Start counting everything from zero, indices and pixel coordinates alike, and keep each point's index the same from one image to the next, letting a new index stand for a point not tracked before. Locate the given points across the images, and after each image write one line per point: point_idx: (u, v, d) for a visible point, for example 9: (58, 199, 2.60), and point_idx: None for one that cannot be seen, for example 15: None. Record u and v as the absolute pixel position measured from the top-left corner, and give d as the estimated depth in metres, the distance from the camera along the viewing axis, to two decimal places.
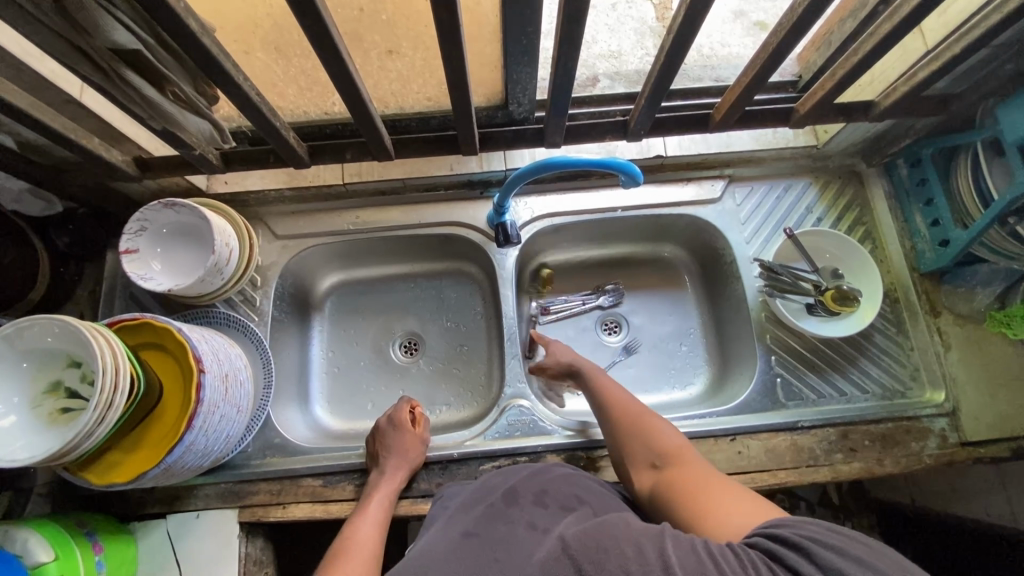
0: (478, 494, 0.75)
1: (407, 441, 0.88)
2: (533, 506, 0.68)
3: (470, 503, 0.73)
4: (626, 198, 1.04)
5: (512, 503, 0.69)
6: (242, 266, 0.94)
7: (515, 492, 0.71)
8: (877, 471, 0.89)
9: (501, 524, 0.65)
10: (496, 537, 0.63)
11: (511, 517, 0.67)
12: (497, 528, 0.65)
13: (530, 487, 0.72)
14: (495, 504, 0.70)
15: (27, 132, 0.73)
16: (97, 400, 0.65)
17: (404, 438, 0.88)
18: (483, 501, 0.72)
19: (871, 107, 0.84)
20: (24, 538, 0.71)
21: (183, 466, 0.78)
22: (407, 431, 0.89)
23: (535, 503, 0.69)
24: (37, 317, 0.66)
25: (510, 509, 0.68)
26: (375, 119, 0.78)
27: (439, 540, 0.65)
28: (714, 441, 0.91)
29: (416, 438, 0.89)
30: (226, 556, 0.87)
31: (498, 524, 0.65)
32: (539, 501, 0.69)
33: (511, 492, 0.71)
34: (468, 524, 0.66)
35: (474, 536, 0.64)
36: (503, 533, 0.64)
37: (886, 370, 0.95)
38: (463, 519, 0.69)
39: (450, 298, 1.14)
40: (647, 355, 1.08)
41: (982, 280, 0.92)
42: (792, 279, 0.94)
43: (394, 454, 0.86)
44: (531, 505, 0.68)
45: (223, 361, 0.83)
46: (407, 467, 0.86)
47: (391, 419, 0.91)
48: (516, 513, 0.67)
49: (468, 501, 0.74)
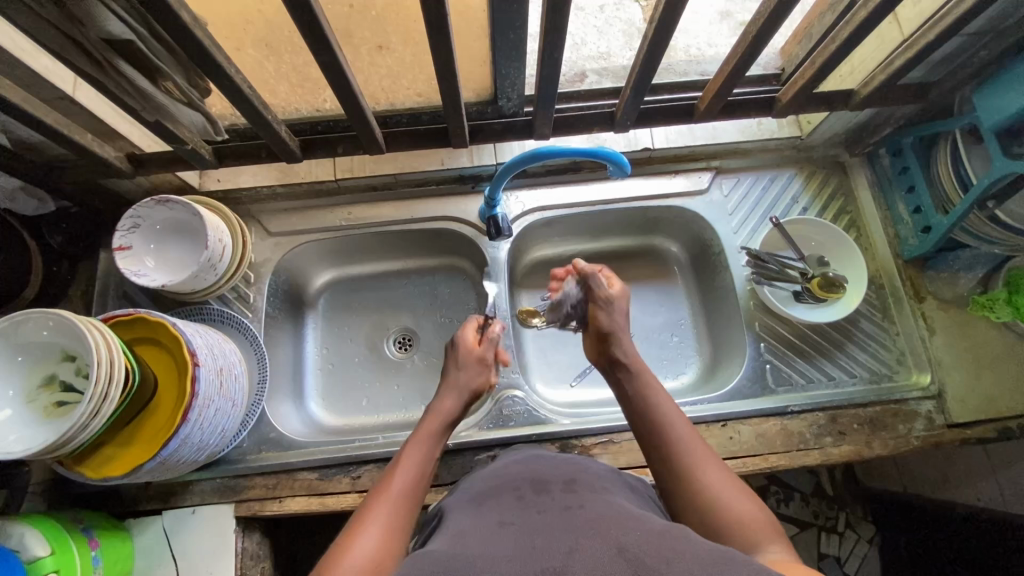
0: (498, 483, 0.69)
1: (468, 363, 0.85)
2: (565, 493, 0.63)
3: (496, 491, 0.66)
4: (616, 191, 1.06)
5: (542, 493, 0.64)
6: (236, 262, 0.95)
7: (542, 481, 0.66)
8: (866, 453, 0.90)
9: (535, 512, 0.59)
10: (534, 525, 0.56)
11: (543, 505, 0.61)
12: (533, 516, 0.58)
13: (559, 477, 0.67)
14: (524, 495, 0.64)
15: (20, 129, 0.74)
16: (92, 391, 0.66)
17: (470, 359, 0.86)
18: (508, 489, 0.66)
19: (852, 96, 0.86)
20: (19, 534, 0.71)
21: (179, 460, 0.79)
22: (474, 353, 0.87)
23: (564, 489, 0.64)
24: (30, 312, 0.67)
25: (541, 497, 0.62)
26: (367, 113, 0.79)
27: (466, 526, 0.59)
28: (706, 427, 0.92)
29: (483, 360, 0.87)
30: (222, 551, 0.87)
31: (530, 510, 0.60)
32: (570, 489, 0.64)
33: (539, 483, 0.66)
34: (502, 513, 0.59)
35: (509, 525, 0.57)
36: (540, 521, 0.57)
37: (873, 355, 0.97)
38: (491, 508, 0.62)
39: (444, 294, 1.15)
40: (638, 346, 1.10)
41: (965, 264, 0.95)
42: (779, 267, 0.96)
43: (455, 382, 0.83)
44: (563, 492, 0.63)
45: (218, 355, 0.84)
46: (462, 394, 0.82)
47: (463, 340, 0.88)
48: (551, 501, 0.61)
49: (491, 491, 0.67)
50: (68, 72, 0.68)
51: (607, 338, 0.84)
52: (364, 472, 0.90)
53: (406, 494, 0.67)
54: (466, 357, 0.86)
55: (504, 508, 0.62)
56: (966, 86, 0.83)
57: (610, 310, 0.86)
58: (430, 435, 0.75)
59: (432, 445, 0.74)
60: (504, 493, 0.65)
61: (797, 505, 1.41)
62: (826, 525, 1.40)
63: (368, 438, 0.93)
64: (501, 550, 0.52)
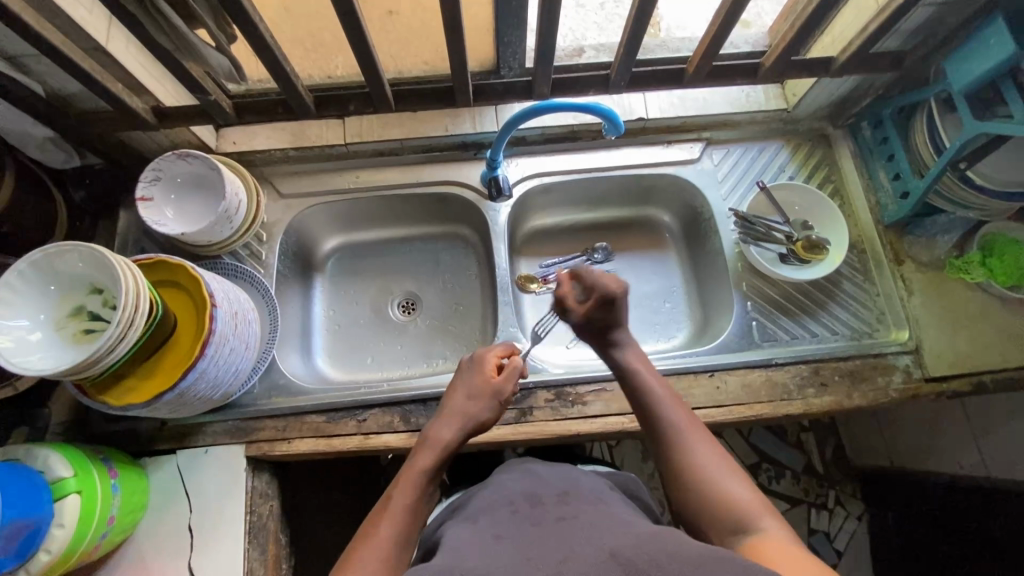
0: (493, 500, 0.74)
1: (478, 395, 0.84)
2: (558, 506, 0.69)
3: (492, 505, 0.72)
4: (612, 159, 1.11)
5: (536, 506, 0.70)
6: (251, 217, 1.00)
7: (536, 495, 0.72)
8: (847, 403, 0.95)
9: (531, 527, 0.64)
10: (527, 539, 0.62)
11: (538, 517, 0.67)
12: (526, 530, 0.64)
13: (553, 490, 0.74)
14: (519, 509, 0.70)
15: (54, 75, 0.79)
16: (120, 316, 0.70)
17: (477, 386, 0.85)
18: (503, 502, 0.72)
19: (831, 62, 0.92)
20: (45, 456, 0.76)
21: (196, 395, 0.84)
22: (483, 379, 0.85)
23: (558, 502, 0.70)
24: (64, 244, 0.71)
25: (535, 510, 0.69)
26: (379, 69, 0.85)
27: (462, 539, 0.64)
28: (694, 377, 0.97)
29: (495, 389, 0.84)
30: (234, 488, 0.91)
31: (525, 523, 0.66)
32: (564, 501, 0.71)
33: (533, 496, 0.72)
34: (498, 527, 0.65)
35: (504, 539, 0.62)
36: (533, 535, 0.63)
37: (854, 314, 1.02)
38: (487, 521, 0.68)
39: (446, 260, 1.20)
40: (633, 310, 1.15)
41: (942, 229, 1.02)
42: (765, 229, 1.03)
43: (459, 414, 0.82)
44: (558, 505, 0.69)
45: (233, 300, 0.89)
46: (465, 427, 0.81)
47: (477, 369, 0.86)
48: (544, 516, 0.67)
49: (485, 505, 0.73)
50: (102, 23, 0.74)
51: (609, 328, 0.89)
52: (369, 415, 0.94)
53: (393, 542, 0.67)
54: (476, 387, 0.85)
55: (500, 522, 0.67)
56: (937, 55, 0.89)
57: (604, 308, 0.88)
58: (420, 478, 0.74)
59: (422, 485, 0.74)
60: (499, 507, 0.71)
61: (788, 483, 1.51)
62: (815, 501, 1.50)
63: (373, 385, 0.98)
64: (500, 560, 0.57)
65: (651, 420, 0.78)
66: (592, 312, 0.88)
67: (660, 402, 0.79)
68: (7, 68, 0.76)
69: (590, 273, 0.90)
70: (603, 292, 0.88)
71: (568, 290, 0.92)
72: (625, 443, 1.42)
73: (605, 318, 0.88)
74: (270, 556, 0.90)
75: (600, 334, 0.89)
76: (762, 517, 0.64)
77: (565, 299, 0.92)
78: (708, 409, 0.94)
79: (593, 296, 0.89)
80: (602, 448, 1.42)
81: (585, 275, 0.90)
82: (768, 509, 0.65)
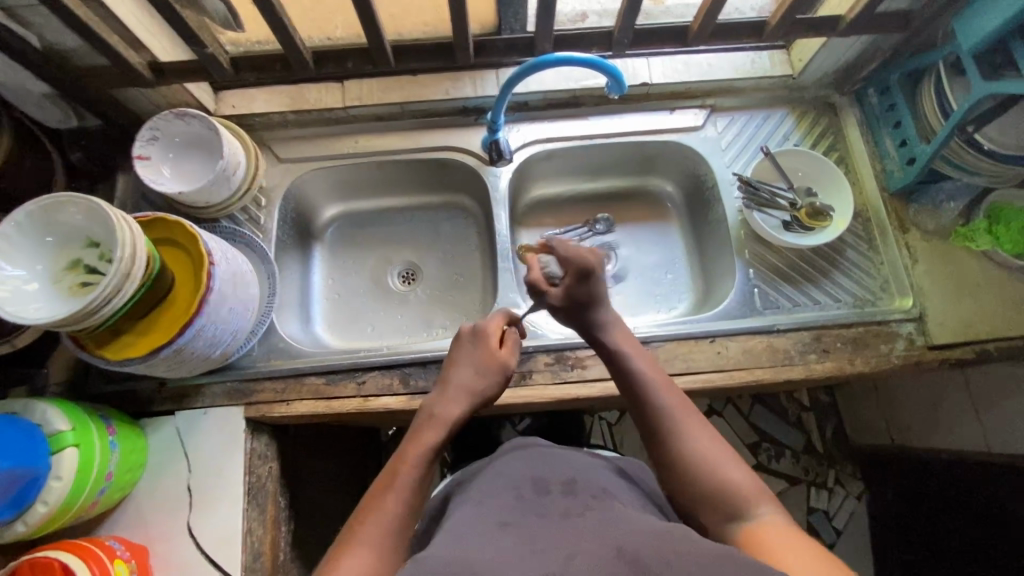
0: (500, 483, 0.74)
1: (485, 369, 0.82)
2: (564, 496, 0.68)
3: (496, 490, 0.72)
4: (615, 126, 1.10)
5: (542, 495, 0.69)
6: (249, 179, 0.99)
7: (544, 483, 0.72)
8: (849, 369, 0.94)
9: (536, 517, 0.64)
10: (532, 530, 0.61)
11: (544, 508, 0.66)
12: (532, 520, 0.63)
13: (559, 478, 0.73)
14: (524, 495, 0.69)
15: (49, 26, 0.78)
16: (116, 267, 0.70)
17: (483, 360, 0.83)
18: (509, 487, 0.72)
19: (839, 22, 0.90)
20: (42, 410, 0.76)
21: (194, 353, 0.83)
22: (488, 352, 0.84)
23: (564, 492, 0.69)
24: (61, 195, 0.71)
25: (542, 499, 0.68)
26: (378, 24, 0.83)
27: (468, 526, 0.63)
28: (695, 342, 0.96)
29: (501, 364, 0.84)
30: (232, 449, 0.91)
31: (531, 514, 0.65)
32: (570, 491, 0.70)
33: (539, 483, 0.72)
34: (502, 516, 0.64)
35: (509, 528, 0.62)
36: (540, 525, 0.62)
37: (857, 281, 1.01)
38: (491, 508, 0.68)
39: (446, 230, 1.19)
40: (634, 281, 1.14)
41: (947, 196, 1.01)
42: (770, 195, 1.02)
43: (463, 389, 0.81)
44: (563, 496, 0.68)
45: (232, 260, 0.88)
46: (470, 399, 0.80)
47: (490, 347, 0.84)
48: (549, 506, 0.67)
49: (490, 489, 0.73)
50: None
51: (590, 304, 0.86)
52: (367, 377, 0.94)
53: (394, 520, 0.65)
54: (485, 361, 0.83)
55: (505, 509, 0.67)
56: (947, 14, 0.87)
57: (584, 282, 0.86)
58: (427, 454, 0.72)
59: (428, 461, 0.72)
60: (504, 491, 0.71)
61: (788, 462, 1.51)
62: (815, 480, 1.50)
63: (372, 349, 0.97)
64: (503, 554, 0.56)
65: (644, 409, 0.76)
66: (571, 287, 0.86)
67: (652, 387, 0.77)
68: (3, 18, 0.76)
69: (562, 246, 0.89)
70: (580, 263, 0.86)
71: (539, 273, 0.90)
72: (625, 422, 1.42)
73: (588, 293, 0.86)
74: (268, 517, 0.90)
75: (581, 312, 0.86)
76: (759, 504, 0.64)
77: (538, 283, 0.89)
78: (707, 374, 0.94)
79: (569, 270, 0.87)
80: (603, 427, 1.42)
81: (557, 248, 0.89)
82: (767, 494, 0.65)
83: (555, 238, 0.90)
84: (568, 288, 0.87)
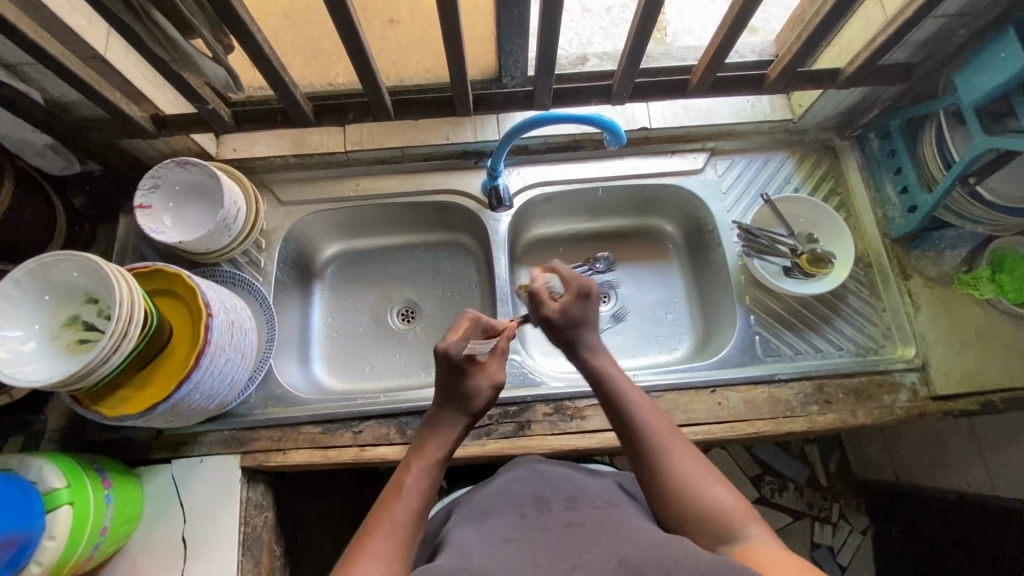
0: (500, 501, 0.73)
1: (478, 387, 0.80)
2: (566, 511, 0.68)
3: (497, 509, 0.71)
4: (615, 169, 1.10)
5: (544, 510, 0.69)
6: (249, 227, 0.99)
7: (544, 499, 0.71)
8: (851, 421, 0.93)
9: (539, 531, 0.63)
10: (536, 544, 0.60)
11: (546, 522, 0.65)
12: (535, 534, 0.63)
13: (560, 494, 0.72)
14: (526, 512, 0.68)
15: (51, 84, 0.79)
16: (114, 327, 0.70)
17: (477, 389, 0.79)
18: (512, 505, 0.71)
19: (839, 75, 0.91)
20: (38, 467, 0.76)
21: (191, 405, 0.83)
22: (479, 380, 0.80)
23: (567, 507, 0.69)
24: (59, 253, 0.71)
25: (543, 515, 0.67)
26: (378, 80, 0.84)
27: (473, 540, 0.63)
28: (696, 393, 0.95)
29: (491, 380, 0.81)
30: (227, 499, 0.90)
31: (534, 530, 0.64)
32: (572, 506, 0.70)
33: (540, 500, 0.71)
34: (505, 531, 0.64)
35: (512, 542, 0.61)
36: (544, 538, 0.62)
37: (859, 329, 1.00)
38: (495, 525, 0.67)
39: (446, 269, 1.19)
40: (633, 322, 1.13)
41: (950, 244, 1.00)
42: (769, 242, 1.01)
43: (456, 403, 0.79)
44: (565, 510, 0.68)
45: (230, 309, 0.88)
46: (464, 414, 0.79)
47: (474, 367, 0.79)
48: (551, 518, 0.66)
49: (493, 506, 0.72)
50: (100, 30, 0.74)
51: (581, 325, 0.85)
52: (365, 427, 0.93)
53: (405, 529, 0.65)
54: (478, 384, 0.80)
55: (509, 525, 0.66)
56: (948, 67, 0.87)
57: (582, 302, 0.86)
58: (433, 464, 0.73)
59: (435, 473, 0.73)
60: (506, 510, 0.70)
61: (791, 495, 1.48)
62: (819, 514, 1.46)
63: (369, 397, 0.97)
64: (507, 565, 0.56)
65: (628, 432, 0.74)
66: (569, 304, 0.85)
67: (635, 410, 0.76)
68: (6, 76, 0.76)
69: (566, 269, 0.89)
70: (582, 286, 0.86)
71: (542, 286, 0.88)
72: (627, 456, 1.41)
73: (583, 314, 0.85)
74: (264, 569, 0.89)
75: (571, 329, 0.84)
76: (745, 524, 0.62)
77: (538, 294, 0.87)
78: (707, 426, 0.93)
79: (570, 289, 0.87)
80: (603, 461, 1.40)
81: (560, 271, 0.89)
82: (752, 515, 0.63)
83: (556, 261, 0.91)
84: (568, 307, 0.85)
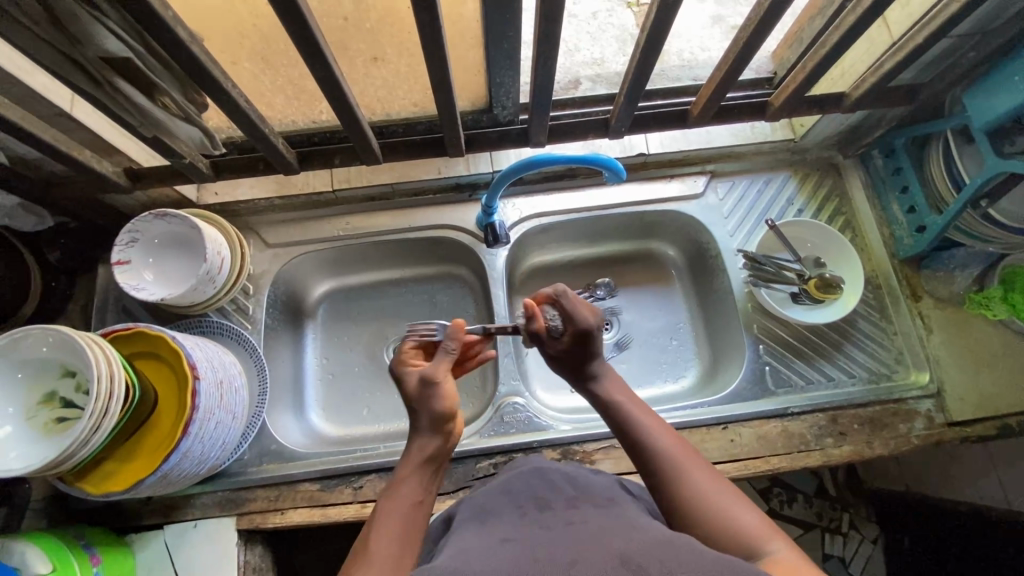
0: (498, 500, 0.63)
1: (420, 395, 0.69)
2: (568, 511, 0.57)
3: (499, 507, 0.61)
4: (613, 197, 1.07)
5: (545, 509, 0.58)
6: (235, 274, 0.95)
7: (547, 499, 0.60)
8: (867, 453, 0.91)
9: (538, 529, 0.53)
10: (537, 540, 0.51)
11: (549, 522, 0.55)
12: (535, 532, 0.53)
13: (562, 493, 0.61)
14: (528, 512, 0.58)
15: (18, 147, 0.75)
16: (92, 407, 0.65)
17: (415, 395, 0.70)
18: (511, 506, 0.60)
19: (842, 99, 0.88)
20: (21, 551, 0.72)
21: (180, 474, 0.78)
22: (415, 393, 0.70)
23: (568, 506, 0.58)
24: (30, 329, 0.67)
25: (544, 515, 0.57)
26: (364, 125, 0.80)
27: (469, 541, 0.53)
28: (708, 430, 0.92)
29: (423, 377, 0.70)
30: (224, 565, 0.86)
31: (535, 529, 0.53)
32: (574, 506, 0.58)
33: (542, 499, 0.60)
34: (504, 529, 0.54)
35: (513, 542, 0.51)
36: (547, 538, 0.51)
37: (872, 355, 0.97)
38: (494, 525, 0.56)
39: (442, 302, 1.13)
40: (637, 352, 1.08)
41: (960, 264, 0.95)
42: (776, 269, 0.97)
43: (425, 413, 0.68)
44: (567, 510, 0.57)
45: (218, 367, 0.83)
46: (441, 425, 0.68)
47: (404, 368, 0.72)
48: (554, 518, 0.56)
49: (493, 506, 0.61)
50: (66, 88, 0.70)
51: (583, 364, 0.76)
52: (365, 482, 0.90)
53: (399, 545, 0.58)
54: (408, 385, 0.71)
55: (509, 524, 0.56)
56: (955, 87, 0.84)
57: (583, 343, 0.75)
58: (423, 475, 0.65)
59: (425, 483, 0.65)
60: (506, 511, 0.60)
61: (801, 507, 1.26)
62: (829, 525, 1.24)
63: (369, 448, 0.93)
64: (498, 563, 0.47)
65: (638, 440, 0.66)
66: (570, 348, 0.76)
67: (644, 427, 0.68)
68: None
69: (570, 299, 0.76)
70: (581, 326, 0.75)
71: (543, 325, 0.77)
72: None
73: (585, 354, 0.75)
74: None
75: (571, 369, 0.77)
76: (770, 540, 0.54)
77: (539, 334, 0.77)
78: (721, 465, 0.90)
79: (569, 329, 0.76)
80: None
81: (562, 300, 0.76)
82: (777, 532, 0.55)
83: (560, 288, 0.77)
84: (567, 347, 0.76)
